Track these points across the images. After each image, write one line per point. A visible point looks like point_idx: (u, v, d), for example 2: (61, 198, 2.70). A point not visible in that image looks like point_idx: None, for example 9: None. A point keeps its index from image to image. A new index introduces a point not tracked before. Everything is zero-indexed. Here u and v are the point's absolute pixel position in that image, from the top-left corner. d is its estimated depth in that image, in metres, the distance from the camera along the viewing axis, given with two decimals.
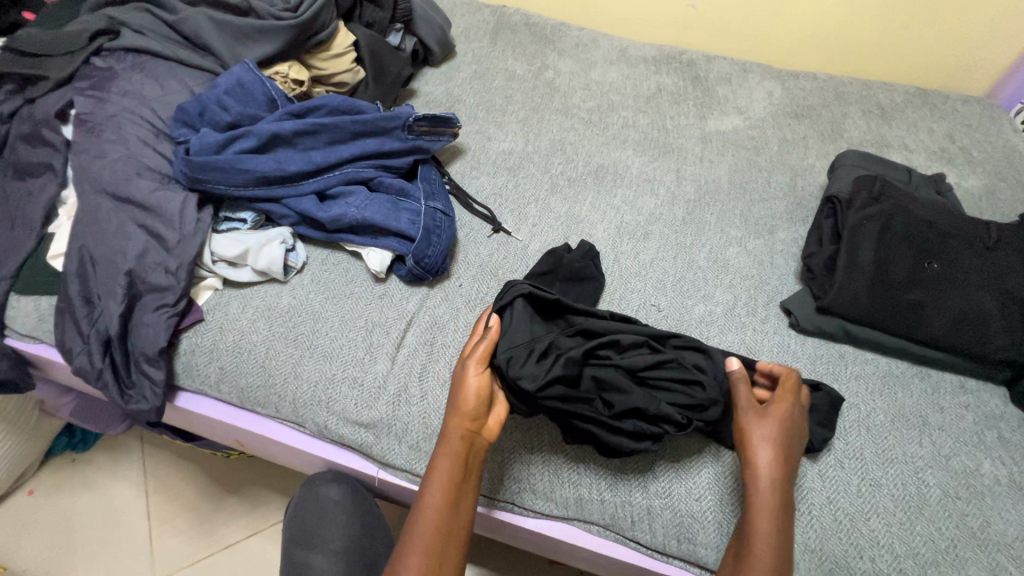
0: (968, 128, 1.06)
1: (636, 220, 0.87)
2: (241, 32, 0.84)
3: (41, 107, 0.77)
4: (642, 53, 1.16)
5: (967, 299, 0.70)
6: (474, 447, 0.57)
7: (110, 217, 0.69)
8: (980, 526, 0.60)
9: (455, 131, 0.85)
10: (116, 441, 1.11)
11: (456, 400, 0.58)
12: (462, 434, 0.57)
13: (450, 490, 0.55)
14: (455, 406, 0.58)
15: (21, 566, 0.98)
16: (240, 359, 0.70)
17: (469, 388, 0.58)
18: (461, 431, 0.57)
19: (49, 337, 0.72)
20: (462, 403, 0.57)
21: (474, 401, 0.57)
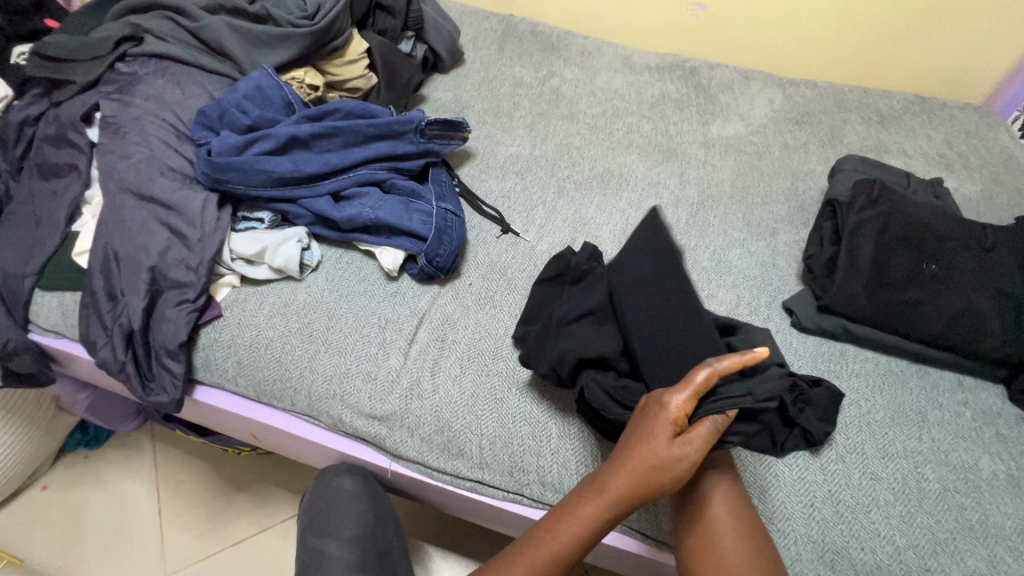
0: (966, 135, 1.08)
1: (640, 222, 0.89)
2: (260, 39, 0.87)
3: (67, 109, 0.79)
4: (646, 61, 1.18)
5: (964, 299, 0.72)
6: (613, 518, 0.57)
7: (133, 215, 0.72)
8: (979, 519, 0.62)
9: (464, 135, 0.88)
10: (128, 437, 1.13)
11: (632, 462, 0.56)
12: (616, 504, 0.57)
13: (575, 543, 0.57)
14: (634, 470, 0.56)
15: (35, 560, 0.99)
16: (257, 354, 0.72)
17: (656, 454, 0.56)
18: (618, 499, 0.56)
19: (71, 332, 0.74)
20: (636, 471, 0.56)
21: (646, 470, 0.56)
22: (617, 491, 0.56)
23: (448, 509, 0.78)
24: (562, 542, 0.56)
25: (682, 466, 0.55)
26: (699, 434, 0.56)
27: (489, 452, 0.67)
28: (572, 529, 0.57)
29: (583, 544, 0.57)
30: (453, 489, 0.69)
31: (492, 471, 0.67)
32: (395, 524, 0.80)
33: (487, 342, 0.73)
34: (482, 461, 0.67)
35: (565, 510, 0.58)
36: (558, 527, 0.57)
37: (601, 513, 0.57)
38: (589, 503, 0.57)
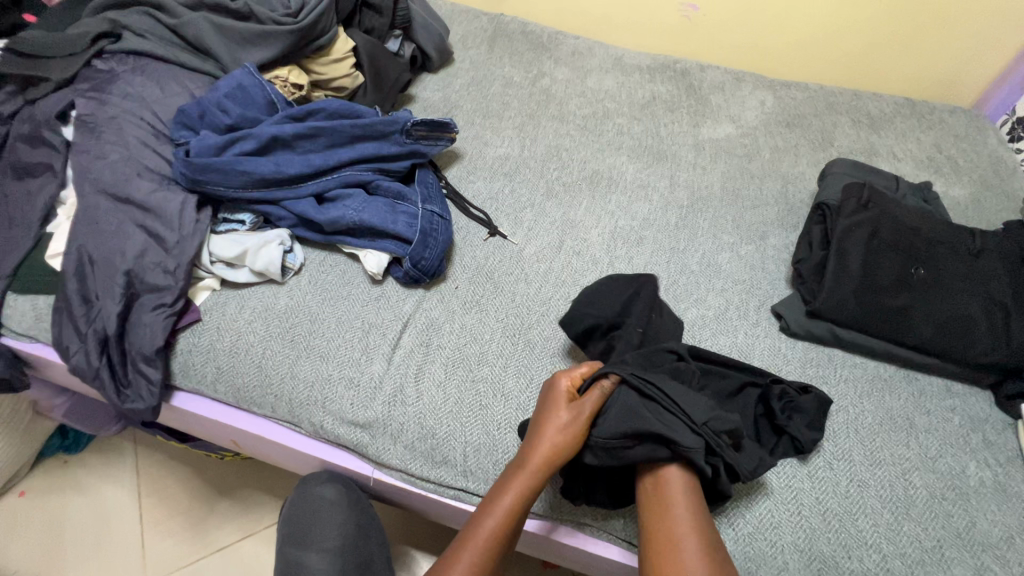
0: (955, 138, 1.08)
1: (630, 225, 0.88)
2: (242, 36, 0.85)
3: (41, 107, 0.77)
4: (637, 62, 1.18)
5: (951, 304, 0.71)
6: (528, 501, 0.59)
7: (109, 217, 0.70)
8: (967, 526, 0.61)
9: (452, 136, 0.87)
10: (109, 442, 1.11)
11: (542, 431, 0.59)
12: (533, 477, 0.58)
13: (501, 531, 0.57)
14: (545, 441, 0.59)
15: (12, 568, 0.97)
16: (237, 359, 0.70)
17: (558, 419, 0.59)
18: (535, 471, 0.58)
19: (45, 336, 0.72)
20: (547, 443, 0.58)
21: (556, 437, 0.59)
22: (530, 467, 0.58)
23: (434, 516, 0.77)
24: (485, 537, 0.57)
25: (578, 426, 0.59)
26: (592, 398, 0.61)
27: (473, 460, 0.65)
28: (494, 519, 0.57)
29: (508, 528, 0.58)
30: (436, 496, 0.68)
31: (476, 479, 0.65)
32: (380, 532, 0.79)
33: (473, 348, 0.72)
34: (467, 469, 0.66)
35: (484, 507, 0.58)
36: (477, 526, 0.58)
37: (520, 489, 0.58)
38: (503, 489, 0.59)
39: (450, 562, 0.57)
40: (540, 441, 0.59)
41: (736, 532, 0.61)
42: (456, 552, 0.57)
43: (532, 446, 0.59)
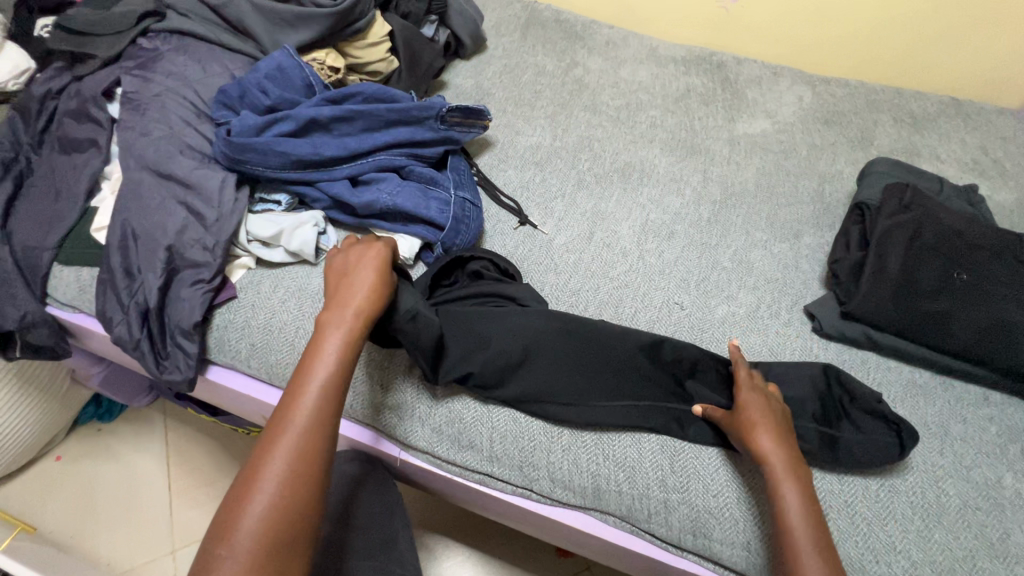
0: (1002, 140, 1.04)
1: (661, 219, 0.87)
2: (282, 18, 0.86)
3: (89, 84, 0.79)
4: (672, 53, 1.16)
5: (994, 311, 0.69)
6: (340, 403, 0.55)
7: (152, 193, 0.72)
8: (1000, 537, 0.60)
9: (485, 124, 0.87)
10: (140, 412, 1.15)
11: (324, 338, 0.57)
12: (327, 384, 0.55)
13: (303, 437, 0.52)
14: (335, 340, 0.57)
15: (47, 529, 1.01)
16: (271, 336, 0.71)
17: (330, 325, 0.58)
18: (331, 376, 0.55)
19: (87, 307, 0.75)
20: (325, 346, 0.56)
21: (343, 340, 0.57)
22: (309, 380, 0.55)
23: (459, 501, 0.78)
24: (288, 450, 0.51)
25: (341, 327, 0.58)
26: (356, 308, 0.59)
27: (499, 445, 0.66)
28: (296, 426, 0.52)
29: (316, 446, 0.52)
30: (461, 481, 0.69)
31: (502, 465, 0.66)
32: None
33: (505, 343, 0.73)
34: (492, 454, 0.66)
35: (283, 418, 0.53)
36: (275, 436, 0.52)
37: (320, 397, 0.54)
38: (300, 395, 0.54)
39: (249, 484, 0.50)
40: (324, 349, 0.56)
41: (763, 531, 0.60)
42: (256, 478, 0.50)
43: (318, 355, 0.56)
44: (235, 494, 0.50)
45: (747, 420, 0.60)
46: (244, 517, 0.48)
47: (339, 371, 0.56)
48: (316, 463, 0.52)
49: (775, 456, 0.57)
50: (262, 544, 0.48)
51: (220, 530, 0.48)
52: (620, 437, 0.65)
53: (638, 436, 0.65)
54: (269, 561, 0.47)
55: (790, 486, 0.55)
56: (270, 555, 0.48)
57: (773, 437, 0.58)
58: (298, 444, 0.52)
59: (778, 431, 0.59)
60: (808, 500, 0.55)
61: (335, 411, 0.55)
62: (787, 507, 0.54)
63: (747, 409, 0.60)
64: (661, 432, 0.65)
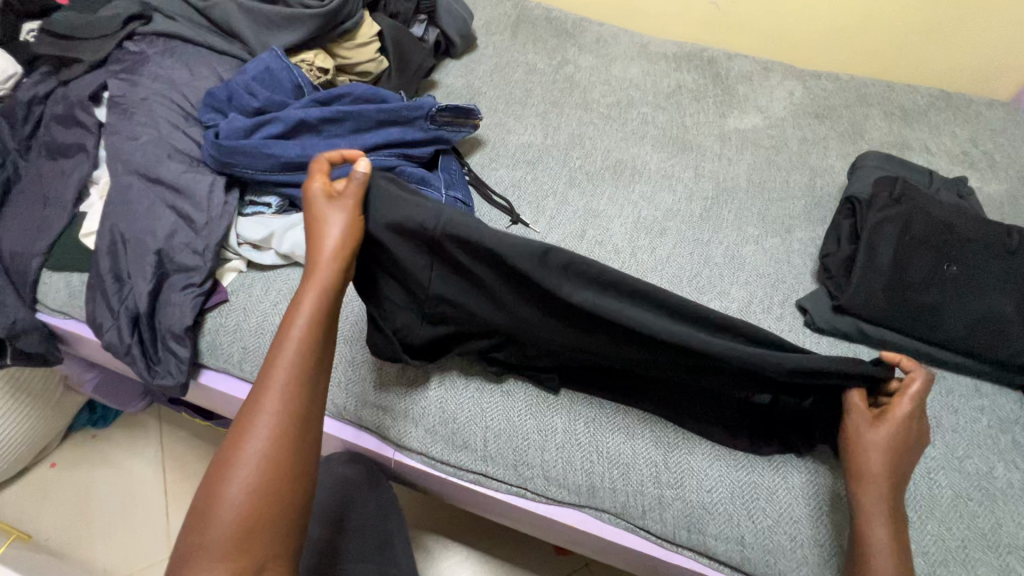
0: (992, 133, 1.05)
1: (653, 216, 0.87)
2: (270, 20, 0.85)
3: (75, 89, 0.79)
4: (663, 50, 1.16)
5: (984, 302, 0.70)
6: (312, 369, 0.53)
7: (141, 197, 0.71)
8: (992, 527, 0.60)
9: (476, 123, 0.87)
10: (135, 418, 1.14)
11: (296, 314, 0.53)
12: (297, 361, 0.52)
13: (275, 405, 0.50)
14: (307, 303, 0.53)
15: (44, 536, 1.00)
16: (263, 339, 0.71)
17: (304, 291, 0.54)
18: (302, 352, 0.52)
19: (78, 313, 0.74)
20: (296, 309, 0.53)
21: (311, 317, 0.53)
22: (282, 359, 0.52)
23: (455, 500, 0.78)
24: (262, 420, 0.50)
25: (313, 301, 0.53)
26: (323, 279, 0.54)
27: (492, 445, 0.66)
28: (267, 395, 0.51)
29: (286, 429, 0.50)
30: (456, 480, 0.69)
31: (496, 464, 0.66)
32: None
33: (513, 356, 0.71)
34: (487, 454, 0.66)
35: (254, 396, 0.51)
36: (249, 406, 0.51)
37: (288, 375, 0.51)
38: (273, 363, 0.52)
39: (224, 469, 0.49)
40: (295, 326, 0.53)
41: (757, 525, 0.60)
42: (233, 457, 0.49)
43: (288, 331, 0.53)
44: (213, 479, 0.49)
45: (873, 438, 0.54)
46: (222, 496, 0.48)
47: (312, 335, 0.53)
48: (289, 431, 0.50)
49: (879, 485, 0.54)
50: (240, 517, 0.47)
51: (201, 508, 0.48)
52: (613, 434, 0.65)
53: (632, 433, 0.65)
54: (248, 534, 0.47)
55: (880, 523, 0.53)
56: (244, 542, 0.47)
57: (888, 463, 0.54)
58: (270, 413, 0.50)
59: (900, 458, 0.54)
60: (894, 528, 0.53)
61: (308, 376, 0.53)
62: (873, 536, 0.53)
63: (878, 434, 0.54)
64: (656, 428, 0.65)
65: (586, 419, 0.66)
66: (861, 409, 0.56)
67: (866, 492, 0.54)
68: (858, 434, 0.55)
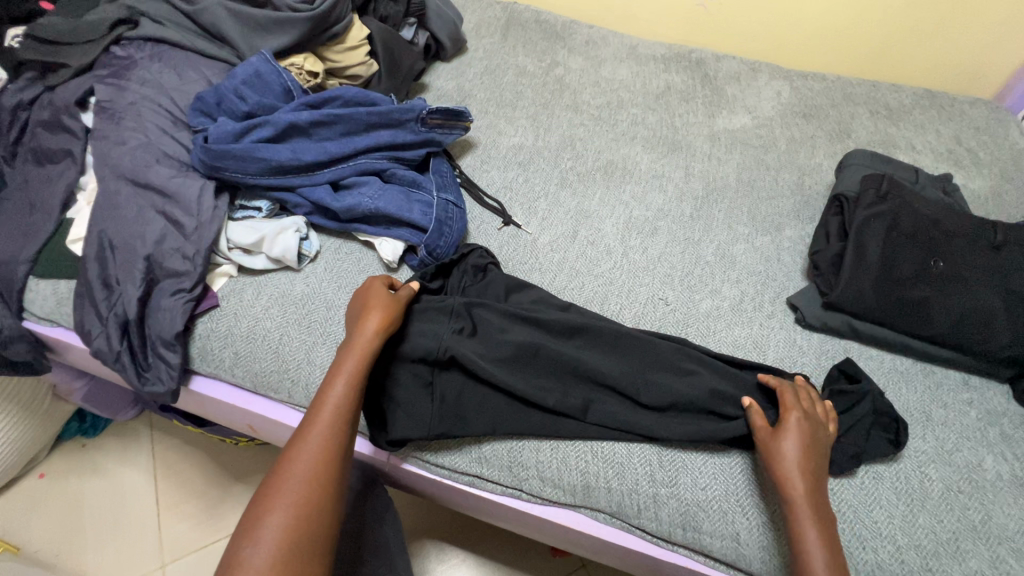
0: (975, 130, 1.06)
1: (644, 216, 0.88)
2: (259, 24, 0.85)
3: (62, 94, 0.78)
4: (652, 52, 1.16)
5: (970, 297, 0.71)
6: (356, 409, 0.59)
7: (129, 203, 0.71)
8: (982, 519, 0.61)
9: (466, 125, 0.87)
10: (125, 426, 1.13)
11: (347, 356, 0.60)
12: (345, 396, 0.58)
13: (325, 451, 0.55)
14: (355, 351, 0.60)
15: (32, 548, 0.99)
16: (255, 344, 0.71)
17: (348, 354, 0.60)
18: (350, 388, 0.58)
19: (66, 320, 0.73)
20: (343, 367, 0.59)
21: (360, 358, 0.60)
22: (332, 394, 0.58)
23: (450, 503, 0.78)
24: (308, 463, 0.54)
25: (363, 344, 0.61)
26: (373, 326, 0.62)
27: (487, 447, 0.66)
28: (315, 443, 0.55)
29: (333, 458, 0.55)
30: (451, 483, 0.68)
31: (491, 467, 0.66)
32: None
33: None
34: (481, 456, 0.66)
35: (305, 427, 0.56)
36: (296, 450, 0.54)
37: (336, 408, 0.57)
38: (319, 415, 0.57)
39: (271, 493, 0.52)
40: (345, 365, 0.59)
41: (751, 521, 0.61)
42: (280, 479, 0.53)
43: (339, 370, 0.59)
44: (259, 503, 0.52)
45: (782, 446, 0.58)
46: (269, 517, 0.50)
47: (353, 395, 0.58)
48: (332, 475, 0.54)
49: (797, 484, 0.56)
50: (285, 547, 0.49)
51: (245, 533, 0.50)
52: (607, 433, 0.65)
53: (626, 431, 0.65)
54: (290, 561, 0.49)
55: (811, 524, 0.54)
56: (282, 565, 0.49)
57: (801, 467, 0.57)
58: (318, 451, 0.54)
59: (811, 461, 0.58)
60: (814, 502, 0.56)
61: (352, 424, 0.58)
62: (808, 537, 0.54)
63: (787, 442, 0.58)
64: None
65: None
66: (763, 425, 0.61)
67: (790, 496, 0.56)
68: (764, 442, 0.60)
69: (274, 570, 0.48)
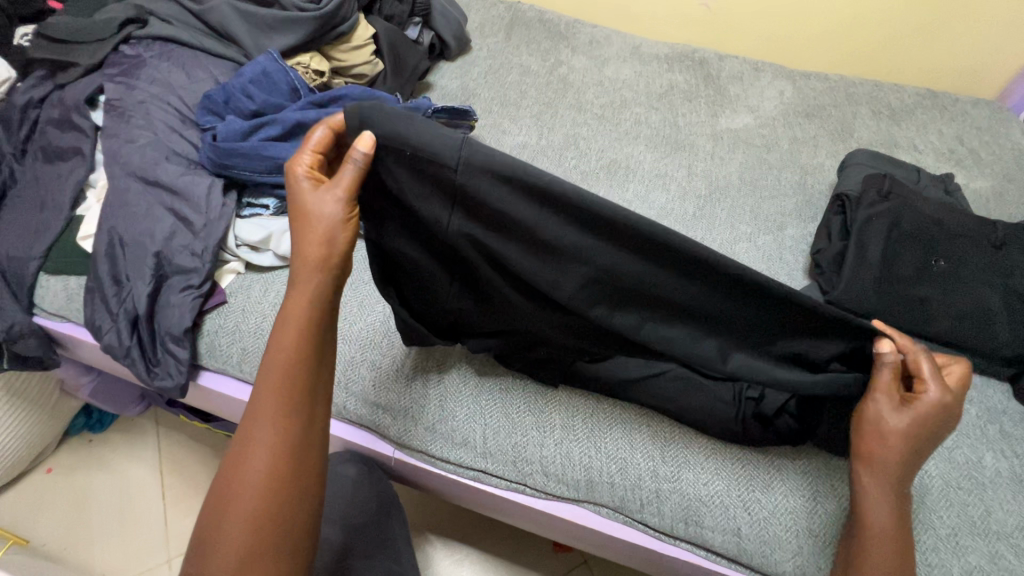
0: (978, 130, 1.07)
1: (647, 214, 0.89)
2: (266, 23, 0.86)
3: (72, 92, 0.79)
4: (655, 51, 1.17)
5: (970, 296, 0.71)
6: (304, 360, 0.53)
7: (138, 200, 0.72)
8: (982, 515, 0.62)
9: (472, 124, 0.87)
10: (132, 421, 1.14)
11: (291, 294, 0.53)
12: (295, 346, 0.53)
13: (284, 409, 0.52)
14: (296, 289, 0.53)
15: (41, 541, 1.00)
16: (263, 340, 0.72)
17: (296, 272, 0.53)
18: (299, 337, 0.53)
19: (76, 316, 0.74)
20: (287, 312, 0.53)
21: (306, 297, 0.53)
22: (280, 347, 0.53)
23: (453, 498, 0.78)
24: (266, 429, 0.51)
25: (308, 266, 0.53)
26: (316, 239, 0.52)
27: (492, 442, 0.67)
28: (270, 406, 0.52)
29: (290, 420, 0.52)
30: (455, 477, 0.69)
31: (496, 462, 0.67)
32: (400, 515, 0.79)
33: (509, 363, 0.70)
34: (486, 451, 0.67)
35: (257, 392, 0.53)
36: (252, 420, 0.52)
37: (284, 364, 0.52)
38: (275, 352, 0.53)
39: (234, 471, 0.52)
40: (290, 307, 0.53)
41: (752, 516, 0.61)
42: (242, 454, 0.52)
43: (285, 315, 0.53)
44: (229, 478, 0.52)
45: (890, 425, 0.53)
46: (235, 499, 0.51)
47: (304, 336, 0.53)
48: (291, 441, 0.52)
49: (890, 469, 0.53)
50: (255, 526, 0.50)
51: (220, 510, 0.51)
52: (610, 429, 0.66)
53: (629, 427, 0.66)
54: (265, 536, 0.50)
55: (886, 513, 0.53)
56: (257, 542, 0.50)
57: (903, 452, 0.52)
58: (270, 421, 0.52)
59: (916, 450, 0.52)
60: (896, 488, 0.53)
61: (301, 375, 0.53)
62: (876, 523, 0.53)
63: (894, 422, 0.52)
64: (652, 423, 0.66)
65: (586, 415, 0.67)
66: (886, 395, 0.53)
67: (871, 482, 0.54)
68: (875, 413, 0.53)
69: (248, 544, 0.50)
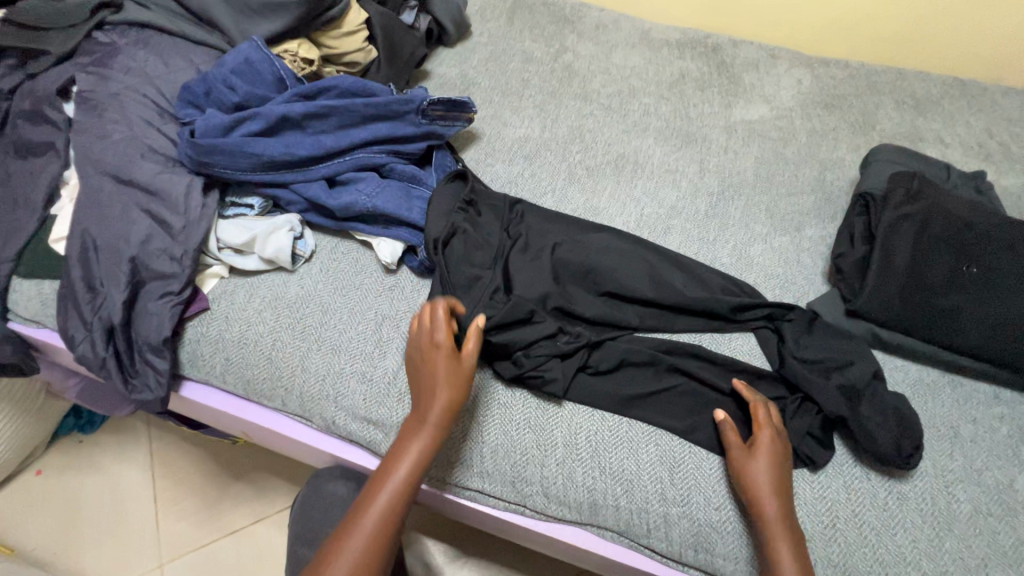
0: (1008, 122, 1.00)
1: (656, 213, 0.83)
2: (250, 7, 0.80)
3: (43, 83, 0.74)
4: (665, 36, 1.10)
5: (1005, 306, 0.66)
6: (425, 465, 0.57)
7: (113, 201, 0.67)
8: (1014, 545, 0.58)
9: (470, 116, 0.80)
10: (122, 423, 1.11)
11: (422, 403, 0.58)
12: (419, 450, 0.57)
13: (394, 506, 0.55)
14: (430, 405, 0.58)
15: (30, 547, 0.98)
16: (247, 350, 0.68)
17: (442, 381, 0.58)
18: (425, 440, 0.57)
19: (51, 322, 0.70)
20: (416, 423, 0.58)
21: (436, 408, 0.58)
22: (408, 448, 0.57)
23: (450, 515, 0.74)
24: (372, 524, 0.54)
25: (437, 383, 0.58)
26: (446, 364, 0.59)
27: (490, 461, 0.63)
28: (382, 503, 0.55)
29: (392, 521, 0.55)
30: (451, 496, 0.65)
31: (494, 482, 0.63)
32: None
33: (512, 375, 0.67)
34: (485, 470, 0.63)
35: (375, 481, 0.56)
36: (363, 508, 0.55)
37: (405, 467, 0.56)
38: (409, 443, 0.57)
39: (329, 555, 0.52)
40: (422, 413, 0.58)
41: None
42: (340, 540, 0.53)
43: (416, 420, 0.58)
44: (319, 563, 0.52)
45: (752, 465, 0.57)
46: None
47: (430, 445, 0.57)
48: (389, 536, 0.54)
49: (773, 505, 0.55)
50: None
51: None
52: (616, 448, 0.62)
53: (636, 447, 0.62)
54: None
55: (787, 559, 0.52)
56: None
57: (774, 487, 0.56)
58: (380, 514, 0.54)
59: (780, 480, 0.56)
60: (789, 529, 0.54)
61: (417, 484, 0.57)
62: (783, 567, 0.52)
63: (757, 465, 0.57)
64: (660, 442, 0.62)
65: (589, 432, 0.63)
66: (736, 441, 0.59)
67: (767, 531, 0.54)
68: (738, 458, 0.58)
69: None
